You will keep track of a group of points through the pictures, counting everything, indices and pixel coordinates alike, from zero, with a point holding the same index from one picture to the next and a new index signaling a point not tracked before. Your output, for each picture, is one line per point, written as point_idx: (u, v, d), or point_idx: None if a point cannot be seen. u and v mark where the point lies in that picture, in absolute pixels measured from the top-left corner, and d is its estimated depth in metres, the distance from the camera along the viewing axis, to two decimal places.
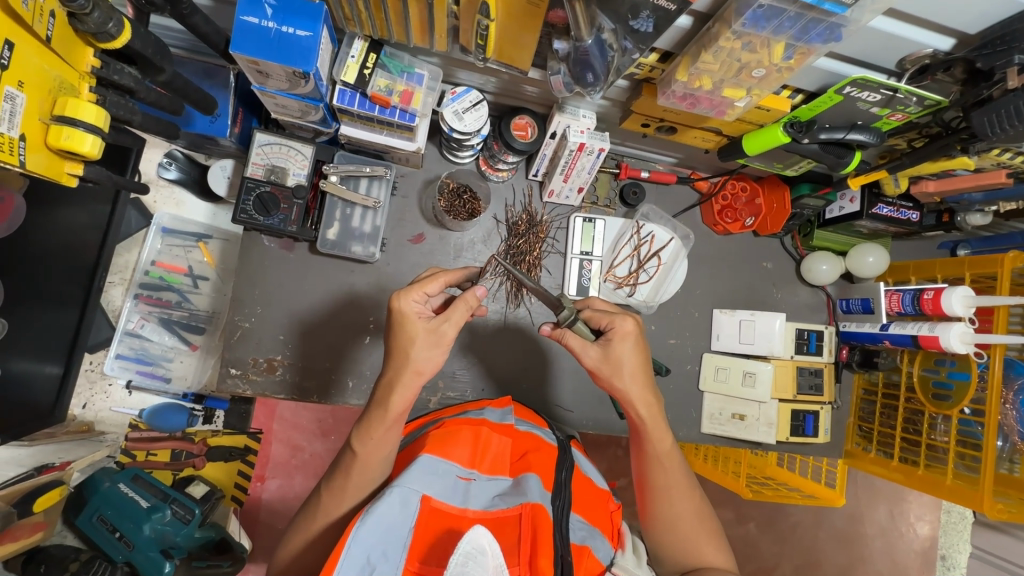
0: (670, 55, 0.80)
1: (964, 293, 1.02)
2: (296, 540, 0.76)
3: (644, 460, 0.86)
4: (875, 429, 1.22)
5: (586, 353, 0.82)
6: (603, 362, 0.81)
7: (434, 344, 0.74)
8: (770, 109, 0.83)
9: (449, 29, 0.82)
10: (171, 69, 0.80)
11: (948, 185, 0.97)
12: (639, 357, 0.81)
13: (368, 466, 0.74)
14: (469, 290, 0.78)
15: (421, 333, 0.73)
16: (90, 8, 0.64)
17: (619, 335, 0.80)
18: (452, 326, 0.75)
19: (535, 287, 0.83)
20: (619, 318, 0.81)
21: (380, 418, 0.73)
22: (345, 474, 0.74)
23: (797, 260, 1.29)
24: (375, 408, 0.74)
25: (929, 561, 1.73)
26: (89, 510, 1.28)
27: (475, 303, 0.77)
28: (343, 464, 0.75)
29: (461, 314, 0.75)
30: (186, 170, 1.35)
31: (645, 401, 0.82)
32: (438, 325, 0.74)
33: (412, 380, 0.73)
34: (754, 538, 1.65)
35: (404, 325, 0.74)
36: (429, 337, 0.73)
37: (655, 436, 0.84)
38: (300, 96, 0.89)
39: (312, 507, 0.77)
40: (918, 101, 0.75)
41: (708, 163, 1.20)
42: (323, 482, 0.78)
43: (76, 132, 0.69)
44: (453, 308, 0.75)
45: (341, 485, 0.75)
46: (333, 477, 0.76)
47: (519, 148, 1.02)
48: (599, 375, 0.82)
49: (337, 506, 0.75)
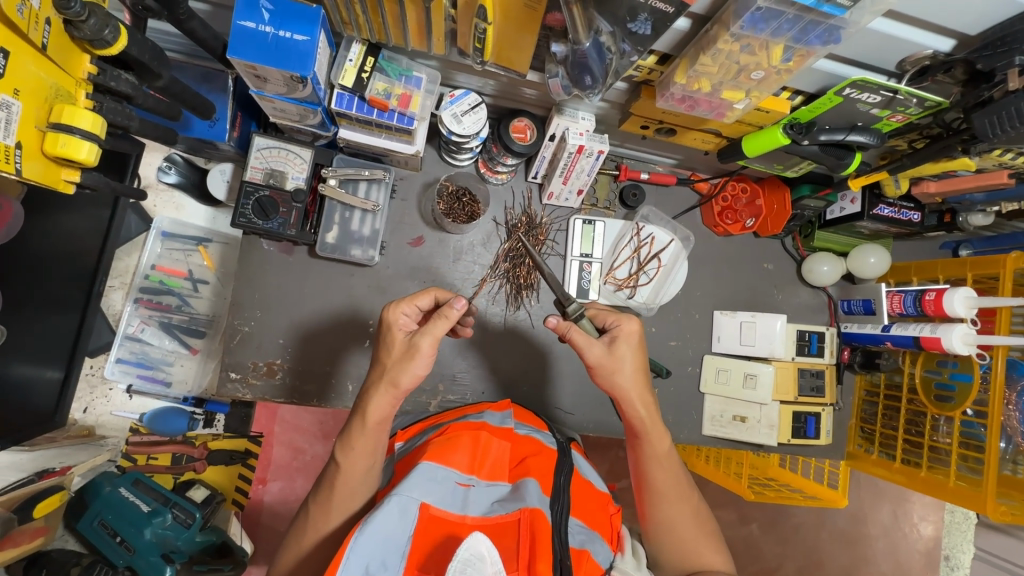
0: (669, 57, 0.80)
1: (966, 294, 1.01)
2: (289, 556, 0.76)
3: (643, 462, 0.85)
4: (877, 430, 1.21)
5: (590, 349, 0.79)
6: (606, 357, 0.79)
7: (409, 356, 0.73)
8: (769, 111, 0.82)
9: (447, 32, 0.81)
10: (169, 75, 0.80)
11: (950, 185, 0.97)
12: (639, 358, 0.82)
13: (350, 478, 0.75)
14: (449, 303, 0.75)
15: (399, 346, 0.75)
16: (85, 14, 0.64)
17: (623, 334, 0.81)
18: (427, 339, 0.73)
19: (552, 276, 0.86)
20: (625, 318, 0.82)
21: (360, 428, 0.74)
22: (330, 489, 0.75)
23: (798, 261, 1.29)
24: (355, 417, 0.75)
25: (933, 562, 1.73)
26: (91, 514, 1.28)
27: (453, 315, 0.74)
28: (328, 477, 0.76)
29: (438, 326, 0.74)
30: (186, 174, 1.34)
31: (644, 401, 0.82)
32: (413, 338, 0.74)
33: (387, 392, 0.74)
34: (756, 539, 1.65)
35: (388, 335, 0.77)
36: (404, 351, 0.74)
37: (655, 436, 0.83)
38: (298, 100, 0.89)
39: (299, 525, 0.77)
40: (918, 103, 0.74)
41: (707, 164, 1.20)
42: (310, 495, 0.78)
43: (73, 138, 0.69)
44: (431, 321, 0.74)
45: (325, 500, 0.75)
46: (319, 490, 0.77)
47: (518, 150, 1.02)
48: (598, 372, 0.81)
49: (326, 516, 0.75)
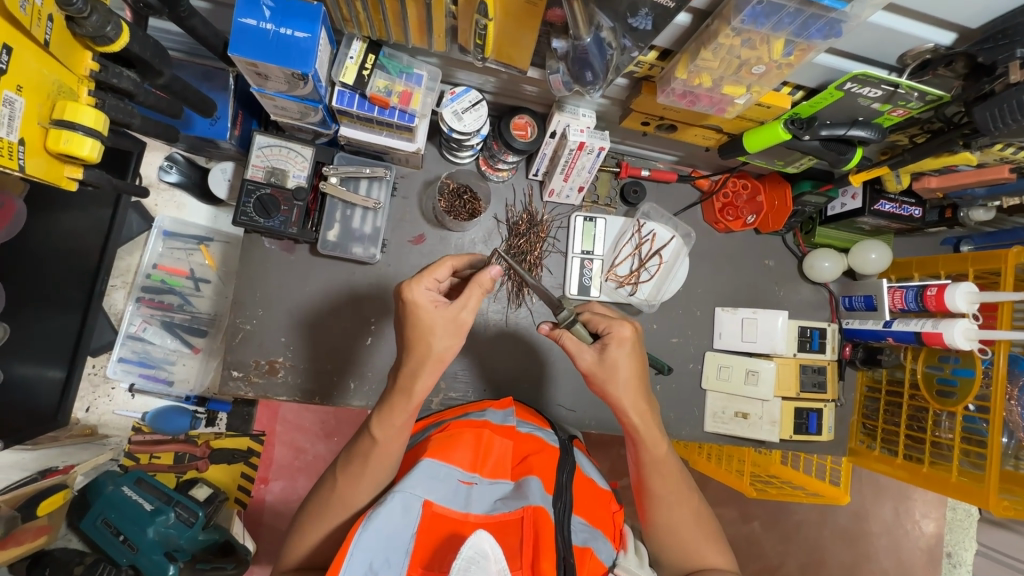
0: (670, 53, 0.80)
1: (968, 289, 1.01)
2: (315, 529, 0.76)
3: (641, 467, 0.85)
4: (879, 426, 1.21)
5: (582, 355, 0.81)
6: (598, 365, 0.80)
7: (454, 331, 0.73)
8: (770, 106, 0.83)
9: (448, 29, 0.81)
10: (170, 72, 0.80)
11: (951, 180, 0.97)
12: (634, 364, 0.80)
13: (386, 450, 0.75)
14: (480, 271, 0.75)
15: (440, 323, 0.72)
16: (87, 12, 0.64)
17: (616, 340, 0.80)
18: (471, 312, 0.74)
19: (538, 285, 0.83)
20: (617, 323, 0.81)
21: (403, 404, 0.74)
22: (363, 461, 0.75)
23: (799, 258, 1.29)
24: (396, 392, 0.74)
25: (935, 559, 1.73)
26: (94, 513, 1.28)
27: (489, 284, 0.75)
28: (360, 450, 0.75)
29: (477, 297, 0.74)
30: (187, 173, 1.35)
31: (638, 409, 0.81)
32: (456, 312, 0.73)
33: (434, 368, 0.73)
34: (758, 536, 1.65)
35: (418, 315, 0.73)
36: (448, 327, 0.73)
37: (650, 443, 0.83)
38: (299, 98, 0.89)
39: (325, 493, 0.77)
40: (920, 97, 0.74)
41: (708, 160, 1.20)
42: (337, 463, 0.78)
43: (75, 135, 0.69)
44: (469, 293, 0.74)
45: (357, 471, 0.75)
46: (349, 460, 0.76)
47: (518, 148, 1.02)
48: (593, 378, 0.82)
49: (355, 487, 0.75)
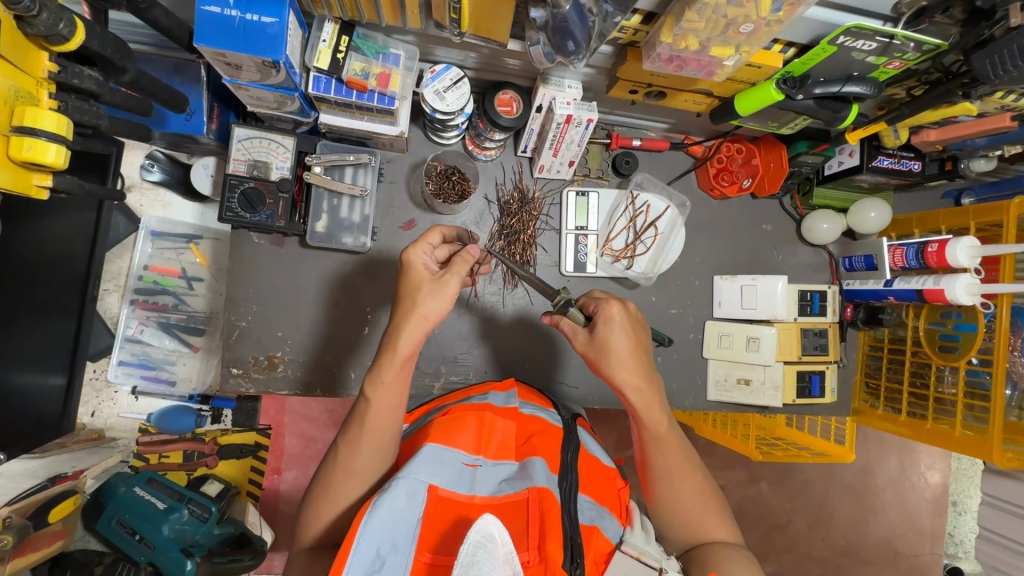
0: (654, 16, 0.77)
1: (969, 243, 0.99)
2: (328, 504, 0.76)
3: (643, 443, 0.86)
4: (882, 385, 1.21)
5: (576, 337, 0.84)
6: (590, 346, 0.82)
7: (437, 293, 0.76)
8: (761, 65, 0.79)
9: (421, 4, 0.78)
10: (135, 68, 0.77)
11: (951, 132, 0.93)
12: (627, 341, 0.80)
13: (377, 421, 0.76)
14: (468, 249, 0.81)
15: (425, 282, 0.77)
16: (36, 10, 0.61)
17: (604, 319, 0.81)
18: (454, 278, 0.77)
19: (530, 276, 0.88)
20: (605, 302, 0.81)
21: (390, 360, 0.75)
22: (361, 422, 0.76)
23: (797, 220, 1.26)
24: (385, 351, 0.76)
25: (940, 508, 1.75)
26: (108, 515, 1.31)
27: (474, 260, 0.80)
28: (358, 413, 0.76)
29: (461, 267, 0.79)
30: (169, 171, 1.31)
31: (634, 388, 0.81)
32: (440, 276, 0.78)
33: (419, 325, 0.75)
34: (766, 497, 1.67)
35: (409, 272, 0.79)
36: (432, 286, 0.76)
37: (649, 420, 0.83)
38: (274, 86, 0.86)
39: (330, 462, 0.78)
40: (916, 47, 0.71)
41: (701, 126, 1.17)
42: (338, 436, 0.79)
43: (38, 141, 0.68)
44: (454, 262, 0.79)
45: (356, 435, 0.76)
46: (349, 429, 0.77)
47: (505, 124, 0.98)
48: (589, 359, 0.83)
49: (357, 453, 0.75)
